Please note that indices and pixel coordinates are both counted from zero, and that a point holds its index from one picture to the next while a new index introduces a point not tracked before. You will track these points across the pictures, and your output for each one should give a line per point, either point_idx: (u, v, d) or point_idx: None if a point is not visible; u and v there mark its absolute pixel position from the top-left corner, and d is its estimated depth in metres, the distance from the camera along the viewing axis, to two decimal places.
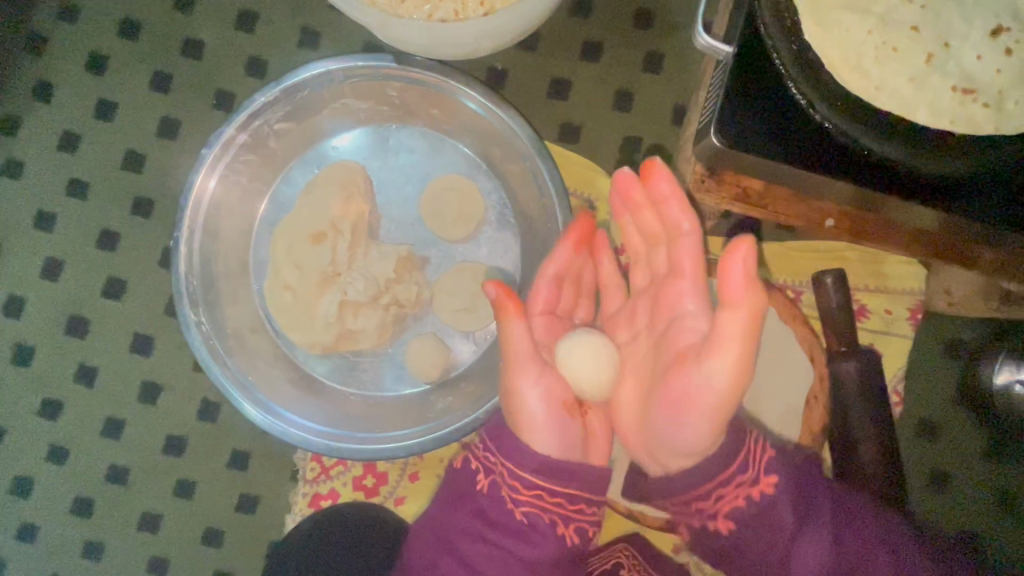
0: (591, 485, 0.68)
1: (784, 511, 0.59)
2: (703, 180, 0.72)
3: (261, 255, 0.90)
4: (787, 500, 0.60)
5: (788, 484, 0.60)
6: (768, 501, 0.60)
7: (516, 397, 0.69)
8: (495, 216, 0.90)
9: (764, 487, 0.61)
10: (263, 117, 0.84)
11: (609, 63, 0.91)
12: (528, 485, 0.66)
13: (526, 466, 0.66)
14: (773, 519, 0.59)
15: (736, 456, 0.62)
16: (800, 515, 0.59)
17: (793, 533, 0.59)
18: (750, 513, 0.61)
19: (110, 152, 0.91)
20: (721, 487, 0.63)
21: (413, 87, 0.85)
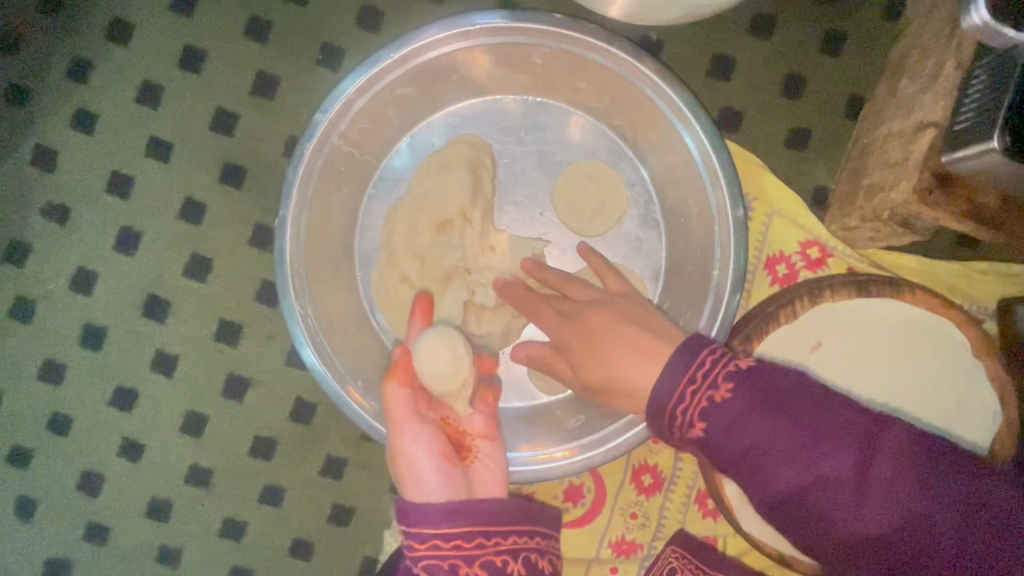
0: (488, 517, 0.56)
1: (774, 454, 0.54)
2: (931, 192, 0.60)
3: (369, 238, 0.79)
4: (778, 446, 0.54)
5: (787, 450, 0.53)
6: (770, 465, 0.54)
7: (402, 462, 0.60)
8: (638, 210, 0.79)
9: (744, 435, 0.55)
10: (387, 80, 0.71)
11: (783, 40, 0.78)
12: (446, 536, 0.55)
13: (413, 522, 0.56)
14: (767, 463, 0.54)
15: (726, 409, 0.55)
16: (795, 464, 0.54)
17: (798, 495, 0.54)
18: (748, 466, 0.55)
19: (196, 109, 0.79)
20: (741, 462, 0.55)
21: (562, 55, 0.72)
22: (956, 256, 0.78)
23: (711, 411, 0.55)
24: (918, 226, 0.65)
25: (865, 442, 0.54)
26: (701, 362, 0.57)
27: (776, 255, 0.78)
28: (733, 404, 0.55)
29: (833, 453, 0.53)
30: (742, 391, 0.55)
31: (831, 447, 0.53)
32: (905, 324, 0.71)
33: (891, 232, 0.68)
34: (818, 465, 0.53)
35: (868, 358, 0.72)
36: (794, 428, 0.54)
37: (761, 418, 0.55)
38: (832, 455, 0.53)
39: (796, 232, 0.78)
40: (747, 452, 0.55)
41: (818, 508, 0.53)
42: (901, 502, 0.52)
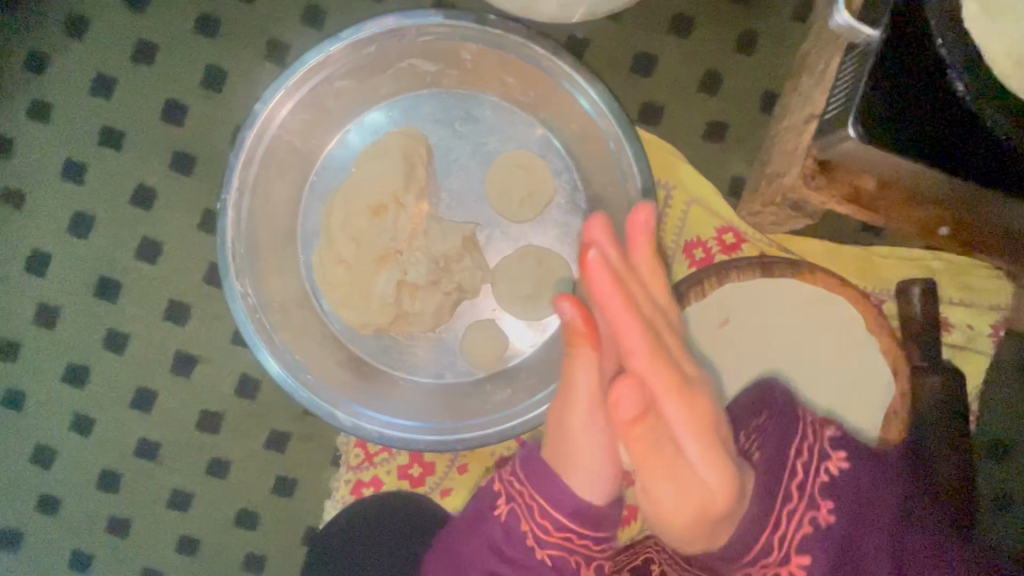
0: (591, 524, 0.64)
1: (821, 567, 0.50)
2: (813, 177, 0.66)
3: (311, 223, 0.84)
4: (830, 545, 0.50)
5: (818, 547, 0.51)
6: (799, 574, 0.51)
7: (575, 452, 0.62)
8: (565, 198, 0.84)
9: (796, 564, 0.51)
10: (324, 73, 0.76)
11: (700, 40, 0.84)
12: (554, 525, 0.63)
13: (566, 510, 0.62)
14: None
15: (771, 501, 0.54)
16: (838, 561, 0.50)
17: None
18: (786, 570, 0.52)
19: (148, 100, 0.83)
20: (753, 562, 0.54)
21: (489, 51, 0.77)
22: (859, 241, 0.85)
23: (787, 529, 0.53)
24: (807, 209, 0.70)
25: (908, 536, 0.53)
26: (788, 469, 0.54)
27: (693, 240, 0.84)
28: (792, 510, 0.53)
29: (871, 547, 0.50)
30: (778, 473, 0.54)
31: (867, 541, 0.50)
32: (806, 302, 0.76)
33: (787, 216, 0.73)
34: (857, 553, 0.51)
35: (772, 334, 0.77)
36: (846, 530, 0.51)
37: (830, 524, 0.51)
38: (879, 551, 0.50)
39: (711, 218, 0.83)
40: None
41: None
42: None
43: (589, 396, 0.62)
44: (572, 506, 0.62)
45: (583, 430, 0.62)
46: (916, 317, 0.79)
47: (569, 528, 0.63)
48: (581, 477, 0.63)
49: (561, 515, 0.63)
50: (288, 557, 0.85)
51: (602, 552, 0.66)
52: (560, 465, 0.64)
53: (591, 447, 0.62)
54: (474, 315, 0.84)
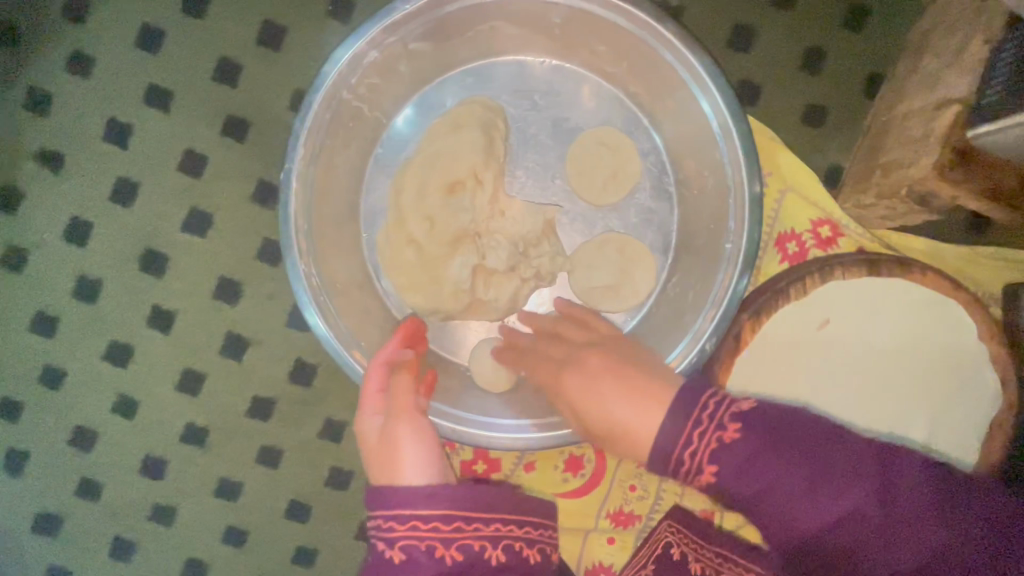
0: (466, 501, 0.56)
1: (735, 488, 0.50)
2: (950, 168, 0.60)
3: (374, 199, 0.78)
4: (796, 484, 0.49)
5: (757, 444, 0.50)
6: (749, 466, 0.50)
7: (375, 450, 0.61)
8: (650, 181, 0.78)
9: (708, 475, 0.51)
10: (400, 33, 0.69)
11: (805, 13, 0.76)
12: (424, 519, 0.55)
13: (388, 505, 0.55)
14: (780, 491, 0.49)
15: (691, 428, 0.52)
16: (803, 472, 0.49)
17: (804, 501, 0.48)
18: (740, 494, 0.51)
19: (198, 56, 0.76)
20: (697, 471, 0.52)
21: (582, 16, 0.70)
22: (962, 241, 0.79)
23: (697, 451, 0.51)
24: (935, 204, 0.64)
25: (866, 482, 0.48)
26: (694, 415, 0.52)
27: (786, 232, 0.78)
28: (696, 448, 0.51)
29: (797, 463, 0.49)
30: (686, 416, 0.52)
31: (848, 488, 0.48)
32: (914, 304, 0.71)
33: (906, 212, 0.67)
34: (858, 507, 0.48)
35: (874, 339, 0.72)
36: (764, 467, 0.49)
37: (747, 429, 0.51)
38: (851, 493, 0.48)
39: (808, 209, 0.77)
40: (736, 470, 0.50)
41: (824, 544, 0.48)
42: (863, 544, 0.47)
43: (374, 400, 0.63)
44: (418, 492, 0.55)
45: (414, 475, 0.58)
46: None
47: (431, 522, 0.55)
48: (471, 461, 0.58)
49: (424, 504, 0.55)
50: (341, 552, 0.81)
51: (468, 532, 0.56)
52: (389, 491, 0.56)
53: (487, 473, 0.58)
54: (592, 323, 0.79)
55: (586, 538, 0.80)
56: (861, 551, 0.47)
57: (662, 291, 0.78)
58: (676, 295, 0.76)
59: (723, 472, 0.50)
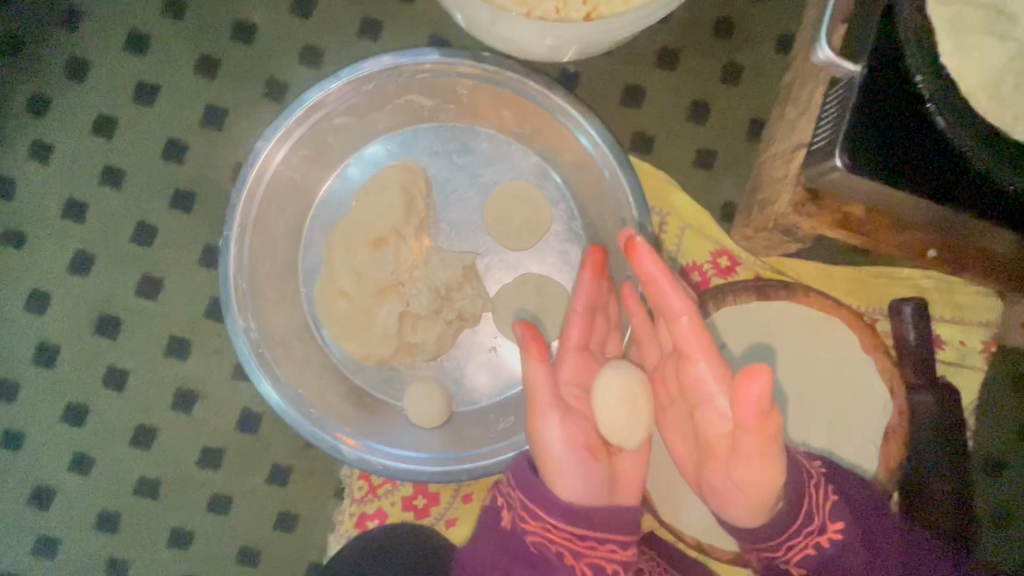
0: (588, 518, 0.61)
1: (851, 559, 0.61)
2: (803, 204, 0.69)
3: (311, 259, 0.84)
4: (854, 542, 0.62)
5: (850, 530, 0.62)
6: (836, 547, 0.61)
7: (543, 454, 0.65)
8: (562, 225, 0.86)
9: (828, 538, 0.61)
10: (324, 110, 0.78)
11: (686, 71, 0.87)
12: (581, 535, 0.61)
13: (553, 510, 0.61)
14: (841, 563, 0.61)
15: (804, 506, 0.61)
16: (865, 555, 0.62)
17: (866, 571, 0.62)
18: (818, 560, 0.61)
19: (149, 139, 0.84)
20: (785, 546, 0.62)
21: (486, 87, 0.80)
22: (850, 263, 0.86)
23: (810, 524, 0.61)
24: (799, 233, 0.72)
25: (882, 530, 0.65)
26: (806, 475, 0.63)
27: (688, 264, 0.85)
28: (817, 514, 0.61)
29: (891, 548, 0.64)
30: (802, 499, 0.61)
31: (881, 540, 0.64)
32: (802, 322, 0.79)
33: (779, 240, 0.75)
34: (875, 564, 0.62)
35: (769, 357, 0.79)
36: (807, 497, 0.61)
37: (843, 518, 0.62)
38: (889, 553, 0.64)
39: (704, 241, 0.85)
40: (823, 549, 0.61)
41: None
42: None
43: (546, 396, 0.68)
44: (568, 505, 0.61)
45: (552, 431, 0.65)
46: (910, 336, 0.81)
47: (565, 527, 0.60)
48: (563, 474, 0.63)
49: (561, 516, 0.61)
50: None
51: (603, 552, 0.61)
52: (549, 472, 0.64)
53: (563, 463, 0.63)
54: (473, 384, 0.84)
55: None
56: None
57: None
58: None
59: (807, 568, 0.62)
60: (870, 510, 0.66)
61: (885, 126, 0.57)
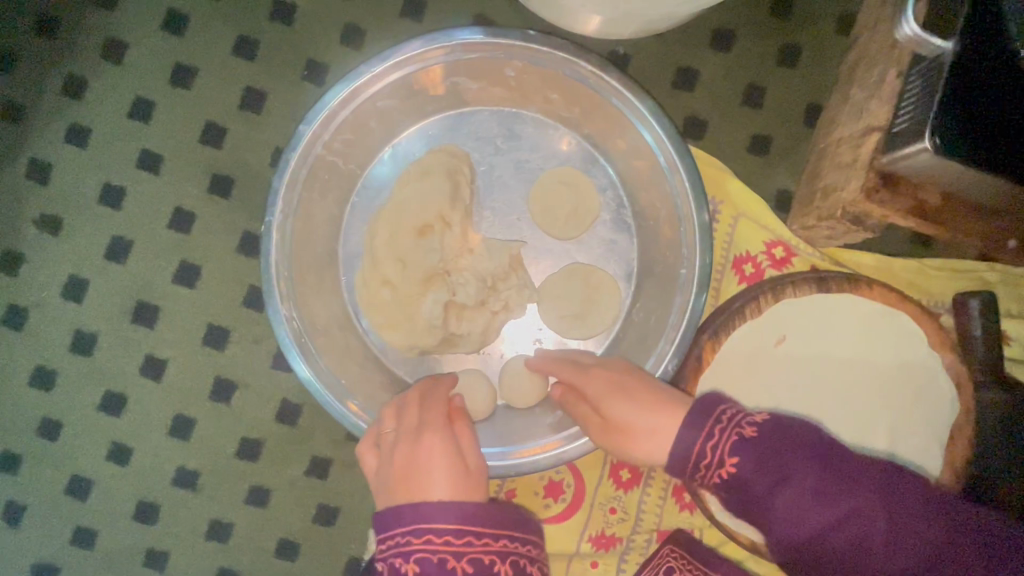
0: (472, 516, 0.56)
1: (755, 483, 0.53)
2: (876, 190, 0.65)
3: (352, 246, 0.83)
4: (750, 465, 0.53)
5: (746, 458, 0.53)
6: (735, 476, 0.54)
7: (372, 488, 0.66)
8: (609, 213, 0.83)
9: (727, 468, 0.54)
10: (368, 93, 0.76)
11: (741, 54, 0.83)
12: (438, 532, 0.55)
13: (389, 525, 0.57)
14: (744, 489, 0.54)
15: (699, 436, 0.56)
16: (767, 480, 0.52)
17: (771, 502, 0.52)
18: (725, 486, 0.55)
19: (186, 122, 0.82)
20: (696, 469, 0.57)
21: (536, 68, 0.76)
22: (910, 254, 0.82)
23: (716, 445, 0.55)
24: (867, 221, 0.69)
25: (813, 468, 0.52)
26: (715, 415, 0.57)
27: (741, 255, 0.82)
28: (717, 444, 0.55)
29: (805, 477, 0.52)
30: (704, 423, 0.56)
31: (796, 471, 0.52)
32: (864, 315, 0.75)
33: (845, 230, 0.72)
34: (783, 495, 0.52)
35: (827, 352, 0.76)
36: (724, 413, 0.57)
37: (740, 449, 0.54)
38: (804, 476, 0.52)
39: (758, 231, 0.82)
40: (726, 478, 0.54)
41: (777, 525, 0.52)
42: (849, 538, 0.50)
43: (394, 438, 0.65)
44: (439, 504, 0.56)
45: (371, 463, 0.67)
46: (976, 332, 0.77)
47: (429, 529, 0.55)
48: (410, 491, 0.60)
49: (436, 515, 0.56)
50: None
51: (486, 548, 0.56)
52: (411, 482, 0.60)
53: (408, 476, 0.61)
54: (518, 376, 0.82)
55: (569, 563, 0.81)
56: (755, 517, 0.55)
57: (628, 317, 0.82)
58: (640, 319, 0.81)
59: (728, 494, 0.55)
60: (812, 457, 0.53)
61: (977, 101, 0.53)
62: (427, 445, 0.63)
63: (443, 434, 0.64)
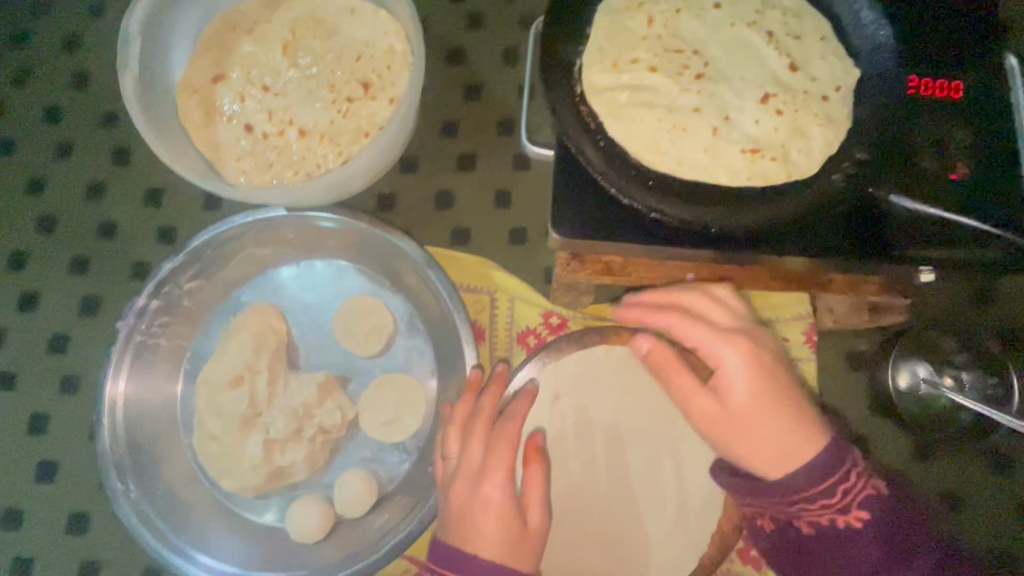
0: None
1: (869, 547, 0.62)
2: (569, 264, 0.79)
3: (188, 409, 0.92)
4: (873, 533, 0.62)
5: (872, 522, 0.62)
6: (850, 530, 0.63)
7: (456, 513, 0.73)
8: (405, 325, 0.96)
9: (851, 517, 0.63)
10: (171, 282, 0.91)
11: (485, 168, 1.00)
12: None
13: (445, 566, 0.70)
14: (854, 544, 0.63)
15: (832, 477, 0.62)
16: (881, 546, 0.62)
17: (877, 573, 0.62)
18: (830, 531, 0.64)
19: (35, 339, 0.96)
20: (793, 504, 0.64)
21: (308, 228, 0.94)
22: None
23: (852, 490, 0.63)
24: (582, 284, 0.83)
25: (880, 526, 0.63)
26: (855, 466, 0.64)
27: (523, 330, 0.95)
28: (848, 489, 0.63)
29: (920, 554, 0.62)
30: (842, 463, 0.63)
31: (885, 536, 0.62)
32: (619, 360, 0.88)
33: (575, 296, 0.87)
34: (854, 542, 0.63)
35: (601, 399, 0.87)
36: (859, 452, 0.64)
37: (870, 507, 0.63)
38: (922, 564, 0.62)
39: (533, 307, 0.94)
40: (840, 525, 0.63)
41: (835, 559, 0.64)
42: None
43: (502, 483, 0.73)
44: (483, 566, 0.68)
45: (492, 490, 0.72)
46: None
47: None
48: (475, 548, 0.69)
49: None
50: None
51: None
52: (473, 527, 0.71)
53: (491, 531, 0.70)
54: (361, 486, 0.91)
55: None
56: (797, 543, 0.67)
57: (437, 411, 0.92)
58: (447, 410, 0.92)
59: (822, 545, 0.64)
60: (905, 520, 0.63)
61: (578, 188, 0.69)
62: (489, 490, 0.72)
63: (505, 488, 0.72)
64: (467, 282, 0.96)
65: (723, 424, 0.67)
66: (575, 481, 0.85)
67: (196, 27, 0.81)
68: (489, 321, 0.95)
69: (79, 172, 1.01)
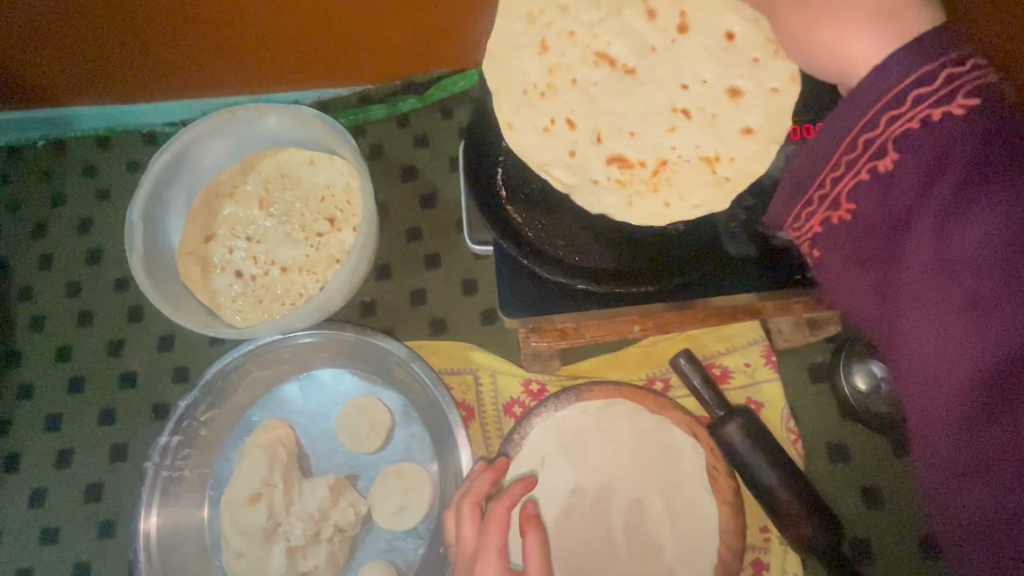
0: None
1: (895, 226, 0.49)
2: (530, 338, 0.92)
3: (216, 531, 1.01)
4: (926, 235, 0.47)
5: (925, 219, 0.47)
6: (897, 232, 0.49)
7: None
8: (400, 416, 1.04)
9: (900, 250, 0.49)
10: (188, 417, 1.00)
11: (450, 262, 1.13)
12: None
13: None
14: (900, 273, 0.49)
15: (882, 203, 0.50)
16: (936, 274, 0.46)
17: (892, 236, 0.50)
18: (877, 273, 0.52)
19: (72, 492, 1.05)
20: (857, 265, 0.53)
21: (303, 346, 1.06)
22: (631, 342, 1.04)
23: (902, 223, 0.48)
24: (546, 352, 0.95)
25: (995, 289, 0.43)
26: (935, 144, 0.47)
27: (508, 401, 1.03)
28: (907, 218, 0.48)
29: (1011, 310, 0.42)
30: (909, 173, 0.48)
31: (961, 196, 0.45)
32: (597, 414, 0.95)
33: (543, 363, 0.99)
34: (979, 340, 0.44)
35: (588, 454, 0.94)
36: (941, 179, 0.46)
37: (923, 224, 0.47)
38: (1003, 323, 0.43)
39: (512, 377, 1.03)
40: (891, 245, 0.50)
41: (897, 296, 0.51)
42: None
43: (498, 554, 0.69)
44: None
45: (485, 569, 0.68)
46: (697, 381, 0.93)
47: None
48: None
49: None
50: None
51: None
52: None
53: None
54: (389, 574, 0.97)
55: None
56: (964, 388, 0.45)
57: (441, 492, 0.99)
58: (449, 491, 0.98)
59: (839, 224, 0.54)
60: (967, 160, 0.45)
61: (509, 275, 0.85)
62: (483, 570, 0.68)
63: (500, 565, 0.68)
64: (451, 366, 1.05)
65: (875, 178, 0.50)
66: (579, 537, 0.90)
67: (183, 200, 0.99)
68: (475, 398, 1.04)
69: (100, 333, 1.15)
